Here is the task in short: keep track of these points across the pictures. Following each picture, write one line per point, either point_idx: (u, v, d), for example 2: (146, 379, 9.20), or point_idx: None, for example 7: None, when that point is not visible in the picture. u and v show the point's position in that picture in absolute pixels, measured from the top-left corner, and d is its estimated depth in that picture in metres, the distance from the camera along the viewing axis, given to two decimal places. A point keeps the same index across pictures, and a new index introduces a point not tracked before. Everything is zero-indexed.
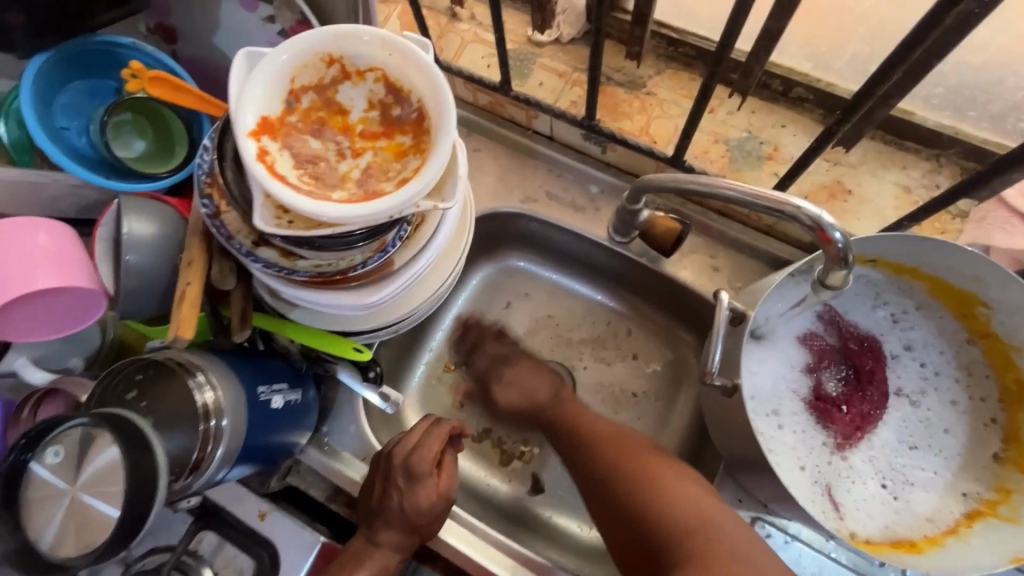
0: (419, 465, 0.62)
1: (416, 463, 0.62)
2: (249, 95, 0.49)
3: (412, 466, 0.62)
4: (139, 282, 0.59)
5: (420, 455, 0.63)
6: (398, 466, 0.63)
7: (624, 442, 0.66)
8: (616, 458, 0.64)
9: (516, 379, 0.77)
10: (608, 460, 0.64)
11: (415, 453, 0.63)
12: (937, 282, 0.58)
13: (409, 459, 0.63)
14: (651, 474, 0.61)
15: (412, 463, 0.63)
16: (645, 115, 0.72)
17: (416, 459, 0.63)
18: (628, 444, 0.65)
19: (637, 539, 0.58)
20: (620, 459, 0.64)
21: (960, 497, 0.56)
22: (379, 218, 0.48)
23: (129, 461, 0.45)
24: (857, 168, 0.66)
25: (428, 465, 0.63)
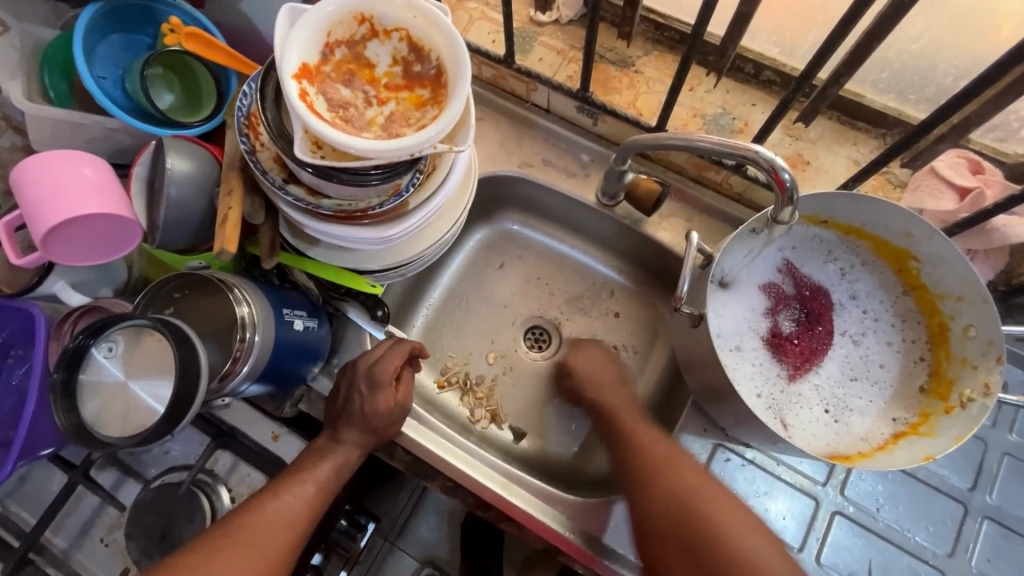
0: (381, 374, 0.67)
1: (378, 373, 0.67)
2: (291, 43, 0.56)
3: (375, 376, 0.67)
4: (177, 214, 0.65)
5: (382, 366, 0.68)
6: (362, 375, 0.68)
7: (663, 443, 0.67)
8: (649, 459, 0.66)
9: (577, 364, 0.80)
10: (639, 463, 0.66)
11: (377, 365, 0.68)
12: (877, 239, 0.67)
13: (371, 368, 0.68)
14: (674, 478, 0.63)
15: (374, 372, 0.67)
16: (633, 90, 0.81)
17: (378, 370, 0.67)
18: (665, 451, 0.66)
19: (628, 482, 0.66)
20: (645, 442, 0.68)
21: (890, 421, 0.65)
22: (401, 155, 0.55)
23: (178, 356, 0.53)
24: (816, 143, 0.75)
25: (389, 375, 0.67)
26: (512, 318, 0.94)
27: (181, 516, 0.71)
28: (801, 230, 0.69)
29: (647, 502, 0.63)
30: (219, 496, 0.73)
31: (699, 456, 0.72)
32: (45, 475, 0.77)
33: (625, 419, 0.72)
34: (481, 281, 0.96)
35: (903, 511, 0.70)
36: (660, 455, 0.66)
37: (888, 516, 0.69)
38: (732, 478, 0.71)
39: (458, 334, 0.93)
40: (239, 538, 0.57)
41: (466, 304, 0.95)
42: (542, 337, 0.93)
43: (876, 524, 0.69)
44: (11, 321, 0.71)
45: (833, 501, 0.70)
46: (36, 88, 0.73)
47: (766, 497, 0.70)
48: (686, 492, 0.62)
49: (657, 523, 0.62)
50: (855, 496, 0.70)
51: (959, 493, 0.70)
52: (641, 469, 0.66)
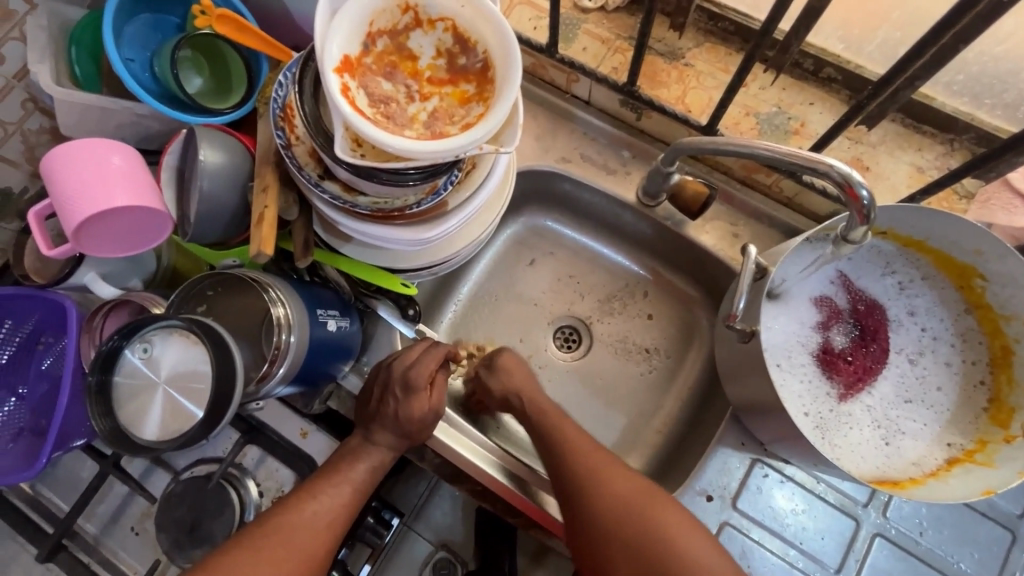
0: (415, 378, 0.65)
1: (414, 376, 0.66)
2: (331, 34, 0.53)
3: (410, 379, 0.66)
4: (208, 208, 0.63)
5: (417, 370, 0.66)
6: (396, 378, 0.66)
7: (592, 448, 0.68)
8: (580, 466, 0.66)
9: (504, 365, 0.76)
10: (585, 470, 0.66)
11: (412, 369, 0.67)
12: (940, 254, 0.64)
13: (407, 372, 0.66)
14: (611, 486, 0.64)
15: (408, 376, 0.66)
16: (682, 84, 0.76)
17: (413, 373, 0.66)
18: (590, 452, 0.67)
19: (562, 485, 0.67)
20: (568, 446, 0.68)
21: (944, 446, 0.62)
22: (445, 157, 0.52)
23: (215, 359, 0.51)
24: (878, 148, 0.70)
25: (424, 379, 0.66)
26: (542, 317, 0.92)
27: (210, 510, 0.72)
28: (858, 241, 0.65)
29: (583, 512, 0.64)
30: (248, 490, 0.73)
31: (737, 470, 0.70)
32: (75, 463, 0.77)
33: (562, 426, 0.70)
34: (511, 277, 0.93)
35: (948, 536, 0.67)
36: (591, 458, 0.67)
37: (931, 541, 0.67)
38: (770, 494, 0.69)
39: (486, 332, 0.91)
40: (282, 538, 0.57)
41: (495, 301, 0.92)
42: (573, 337, 0.91)
43: (919, 548, 0.67)
44: (41, 310, 0.70)
45: (874, 522, 0.68)
46: (64, 70, 0.70)
47: (805, 515, 0.68)
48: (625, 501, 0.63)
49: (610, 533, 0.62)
50: (897, 519, 0.68)
51: (1008, 520, 0.68)
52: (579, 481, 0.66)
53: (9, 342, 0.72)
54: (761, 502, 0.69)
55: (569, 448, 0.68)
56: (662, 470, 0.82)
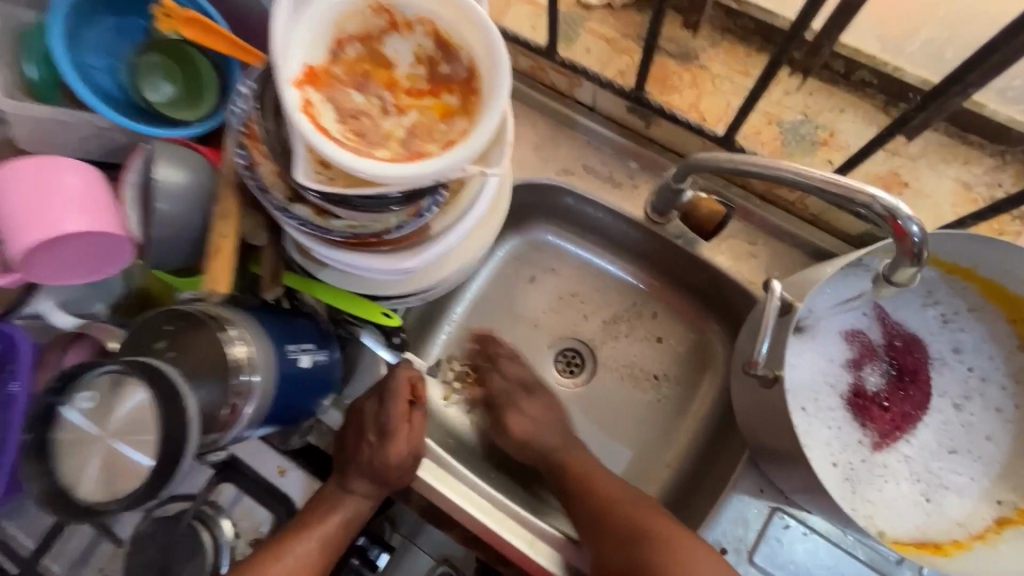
0: (388, 422, 0.62)
1: (385, 419, 0.62)
2: (293, 40, 0.46)
3: (382, 423, 0.62)
4: (170, 233, 0.58)
5: (389, 412, 0.62)
6: (369, 422, 0.63)
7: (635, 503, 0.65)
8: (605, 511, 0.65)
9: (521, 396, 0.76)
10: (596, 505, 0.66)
11: (383, 410, 0.63)
12: (994, 285, 0.56)
13: (379, 415, 0.62)
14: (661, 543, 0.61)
15: (380, 420, 0.62)
16: (696, 89, 0.68)
17: (385, 416, 0.62)
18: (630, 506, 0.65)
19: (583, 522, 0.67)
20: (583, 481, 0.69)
21: (995, 504, 0.55)
22: (424, 181, 0.46)
23: (165, 410, 0.45)
24: (917, 161, 0.62)
25: (397, 422, 0.62)
26: (542, 339, 0.85)
27: (181, 554, 0.66)
28: None
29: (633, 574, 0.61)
30: (221, 530, 0.68)
31: (754, 521, 0.63)
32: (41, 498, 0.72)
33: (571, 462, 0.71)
34: (509, 296, 0.87)
35: None
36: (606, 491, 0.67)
37: None
38: (792, 548, 0.62)
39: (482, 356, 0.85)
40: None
41: (492, 322, 0.86)
42: (575, 361, 0.85)
43: None
44: None
45: None
46: (19, 81, 0.65)
47: (830, 572, 0.61)
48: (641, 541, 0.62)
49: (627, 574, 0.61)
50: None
51: None
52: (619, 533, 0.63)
53: None
54: (782, 557, 0.62)
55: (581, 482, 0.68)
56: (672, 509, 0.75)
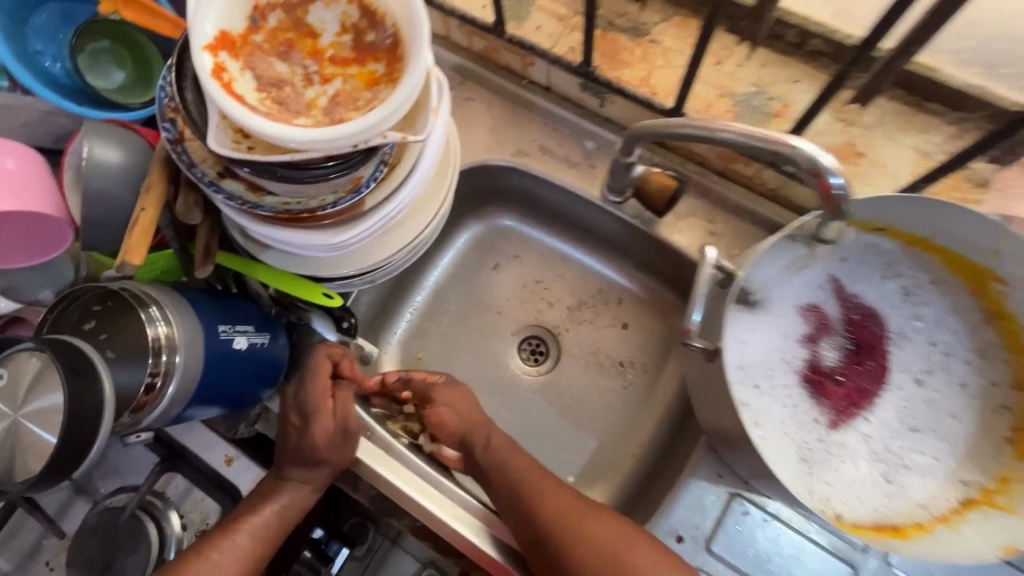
0: (309, 400, 0.61)
1: (305, 397, 0.61)
2: (208, 7, 0.45)
3: (303, 402, 0.61)
4: (102, 213, 0.57)
5: (309, 388, 0.61)
6: (292, 404, 0.62)
7: (561, 495, 0.58)
8: (523, 490, 0.59)
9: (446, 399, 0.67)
10: (518, 488, 0.59)
11: (302, 390, 0.62)
12: (954, 254, 0.53)
13: (300, 396, 0.62)
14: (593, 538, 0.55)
15: (302, 399, 0.61)
16: (647, 64, 0.67)
17: (305, 394, 0.61)
18: (566, 501, 0.57)
19: (510, 507, 0.59)
20: (504, 462, 0.62)
21: (960, 484, 0.52)
22: (342, 146, 0.45)
23: (70, 389, 0.44)
24: (873, 130, 0.60)
25: (318, 398, 0.61)
26: (506, 327, 0.83)
27: (125, 546, 0.65)
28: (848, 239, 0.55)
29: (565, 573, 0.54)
30: (169, 523, 0.67)
31: (712, 508, 0.60)
32: None
33: (491, 438, 0.64)
34: (471, 284, 0.85)
35: None
36: (523, 468, 0.61)
37: None
38: (752, 537, 0.59)
39: (443, 344, 0.83)
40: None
41: (456, 310, 0.84)
42: (539, 349, 0.83)
43: None
44: None
45: (876, 570, 0.57)
46: None
47: (793, 562, 0.58)
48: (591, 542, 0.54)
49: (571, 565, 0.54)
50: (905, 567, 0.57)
51: None
52: (536, 528, 0.57)
53: None
54: (742, 546, 0.59)
55: (500, 464, 0.62)
56: (632, 498, 0.73)
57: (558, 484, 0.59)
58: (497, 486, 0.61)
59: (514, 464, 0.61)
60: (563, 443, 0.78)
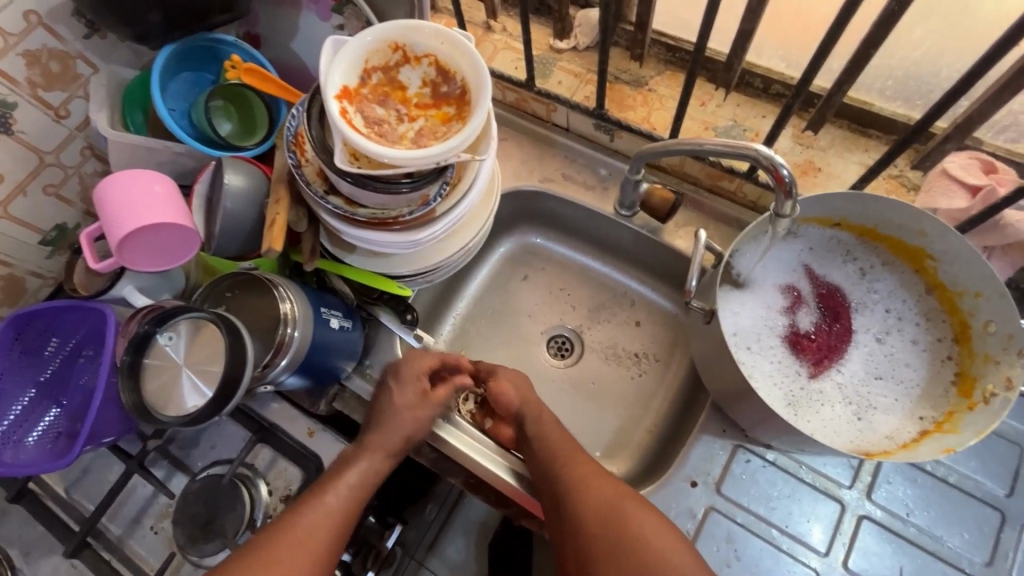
0: (408, 373, 0.74)
1: (405, 370, 0.75)
2: (334, 69, 0.64)
3: (403, 374, 0.74)
4: (232, 224, 0.74)
5: (408, 366, 0.75)
6: (390, 376, 0.75)
7: (578, 454, 0.67)
8: (553, 449, 0.68)
9: (506, 377, 0.77)
10: (551, 448, 0.68)
11: (405, 363, 0.75)
12: (893, 240, 0.68)
13: (400, 368, 0.75)
14: (599, 493, 0.62)
15: (402, 371, 0.75)
16: (646, 107, 0.86)
17: (406, 368, 0.75)
18: (580, 456, 0.67)
19: (537, 463, 0.68)
20: (542, 425, 0.72)
21: (917, 419, 0.64)
22: (427, 164, 0.61)
23: (229, 345, 0.60)
24: (827, 150, 0.76)
25: (415, 373, 0.75)
26: (536, 327, 0.98)
27: (223, 506, 0.77)
28: (812, 232, 0.71)
29: (569, 515, 0.62)
30: (259, 489, 0.78)
31: (720, 457, 0.72)
32: (104, 466, 0.84)
33: (535, 411, 0.74)
34: (504, 291, 1.00)
35: (934, 512, 0.68)
36: (553, 435, 0.70)
37: (917, 521, 0.68)
38: (753, 479, 0.71)
39: (482, 342, 0.97)
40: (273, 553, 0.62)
41: (493, 313, 0.99)
42: (566, 345, 0.96)
43: (905, 529, 0.67)
44: (82, 326, 0.80)
45: (858, 504, 0.69)
46: (117, 119, 0.83)
47: (790, 500, 0.69)
48: (611, 503, 0.61)
49: (579, 508, 0.62)
50: (882, 500, 0.69)
51: (996, 500, 0.68)
52: (556, 483, 0.65)
53: (57, 356, 0.81)
54: (745, 487, 0.70)
55: (539, 428, 0.72)
56: (649, 466, 0.84)
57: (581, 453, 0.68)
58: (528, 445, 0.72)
59: (546, 431, 0.71)
60: (588, 423, 0.90)
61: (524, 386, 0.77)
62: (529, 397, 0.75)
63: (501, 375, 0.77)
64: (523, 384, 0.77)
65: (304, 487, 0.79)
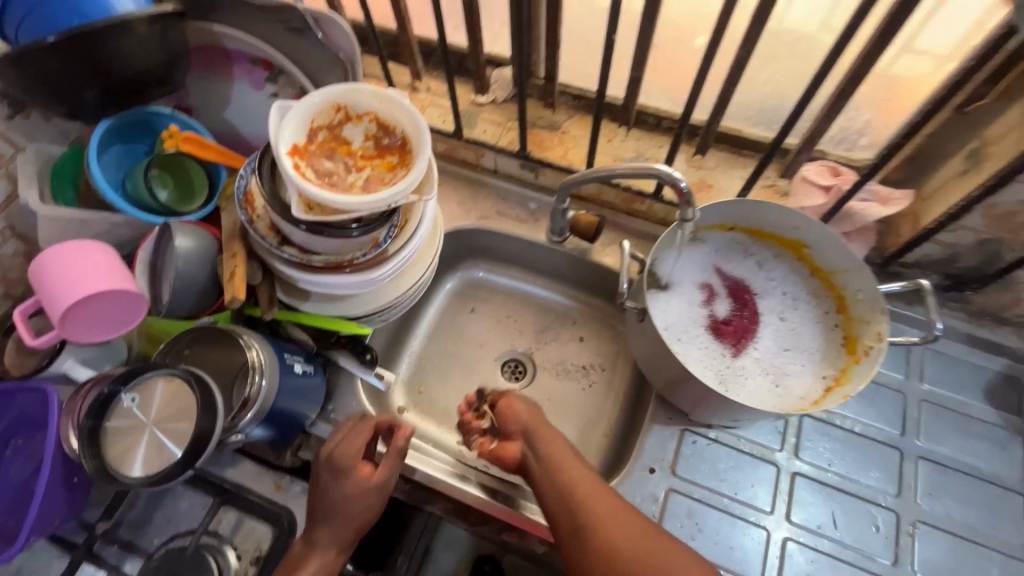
0: (343, 461, 0.73)
1: (340, 459, 0.74)
2: (283, 129, 0.70)
3: (338, 462, 0.73)
4: (185, 285, 0.75)
5: (342, 452, 0.74)
6: (325, 463, 0.74)
7: (593, 484, 0.71)
8: (566, 475, 0.72)
9: (510, 407, 0.81)
10: (562, 470, 0.72)
11: (337, 452, 0.74)
12: (775, 235, 0.83)
13: (333, 455, 0.74)
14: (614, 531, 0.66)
15: (337, 459, 0.74)
16: (563, 147, 0.98)
17: (341, 455, 0.74)
18: (595, 488, 0.70)
19: (556, 488, 0.71)
20: (554, 445, 0.76)
21: (821, 379, 0.77)
22: (378, 206, 0.67)
23: (200, 397, 0.61)
24: (714, 169, 0.92)
25: (351, 459, 0.74)
26: (489, 354, 1.03)
27: None
28: (713, 236, 0.84)
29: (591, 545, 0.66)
30: (226, 556, 0.74)
31: (670, 442, 0.80)
32: (41, 564, 0.76)
33: (545, 432, 0.77)
34: (455, 325, 1.06)
35: (850, 460, 0.79)
36: (560, 454, 0.74)
37: (838, 469, 0.79)
38: (701, 456, 0.79)
39: (440, 375, 1.01)
40: None
41: (447, 346, 1.04)
42: (519, 368, 1.02)
43: (830, 478, 0.78)
44: (12, 410, 0.75)
45: (790, 463, 0.79)
46: (47, 196, 0.82)
47: (734, 471, 0.78)
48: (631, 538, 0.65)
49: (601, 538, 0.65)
50: (809, 456, 0.79)
51: (895, 441, 0.80)
52: (573, 506, 0.69)
53: None
54: (695, 466, 0.79)
55: (547, 448, 0.75)
56: (611, 467, 0.90)
57: (606, 492, 0.69)
58: (538, 469, 0.75)
59: (554, 450, 0.75)
60: None
61: (530, 414, 0.80)
62: (536, 416, 0.80)
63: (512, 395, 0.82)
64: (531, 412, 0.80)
65: (276, 544, 0.77)
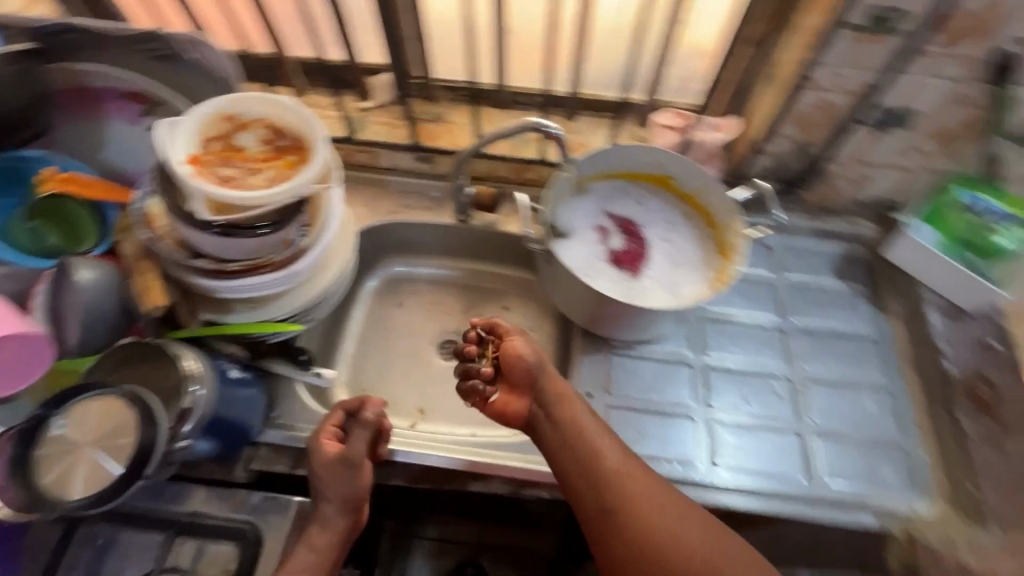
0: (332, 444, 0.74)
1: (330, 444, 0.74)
2: (175, 143, 0.72)
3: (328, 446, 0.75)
4: (91, 316, 0.75)
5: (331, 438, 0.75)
6: (317, 451, 0.75)
7: (616, 452, 0.75)
8: (583, 439, 0.75)
9: (512, 349, 0.81)
10: (579, 428, 0.76)
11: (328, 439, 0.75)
12: (647, 175, 0.96)
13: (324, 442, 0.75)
14: (645, 510, 0.71)
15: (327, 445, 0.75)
16: (451, 135, 1.07)
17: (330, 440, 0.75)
18: (622, 462, 0.74)
19: (573, 448, 0.75)
20: (569, 409, 0.78)
21: (706, 281, 0.90)
22: (284, 199, 0.71)
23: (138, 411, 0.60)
24: (585, 132, 1.05)
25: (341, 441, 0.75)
26: (424, 340, 1.07)
27: None
28: (597, 185, 0.96)
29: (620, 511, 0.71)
30: None
31: (600, 368, 0.90)
32: None
33: (556, 385, 0.80)
34: (385, 320, 1.09)
35: (749, 346, 0.93)
36: (575, 416, 0.77)
37: (742, 356, 0.92)
38: (629, 373, 0.89)
39: (380, 369, 1.03)
40: None
41: (381, 341, 1.06)
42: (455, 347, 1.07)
43: (736, 365, 0.91)
44: None
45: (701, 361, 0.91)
46: None
47: (660, 378, 0.89)
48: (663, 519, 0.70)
49: (631, 508, 0.71)
50: (715, 351, 0.92)
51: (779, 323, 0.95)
52: (597, 472, 0.73)
53: None
54: (626, 382, 0.88)
55: (561, 404, 0.78)
56: None
57: (637, 470, 0.74)
58: (550, 430, 0.78)
59: (572, 414, 0.77)
60: None
61: (532, 368, 0.80)
62: (541, 362, 0.81)
63: (512, 336, 0.82)
64: (546, 370, 0.81)
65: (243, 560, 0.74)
